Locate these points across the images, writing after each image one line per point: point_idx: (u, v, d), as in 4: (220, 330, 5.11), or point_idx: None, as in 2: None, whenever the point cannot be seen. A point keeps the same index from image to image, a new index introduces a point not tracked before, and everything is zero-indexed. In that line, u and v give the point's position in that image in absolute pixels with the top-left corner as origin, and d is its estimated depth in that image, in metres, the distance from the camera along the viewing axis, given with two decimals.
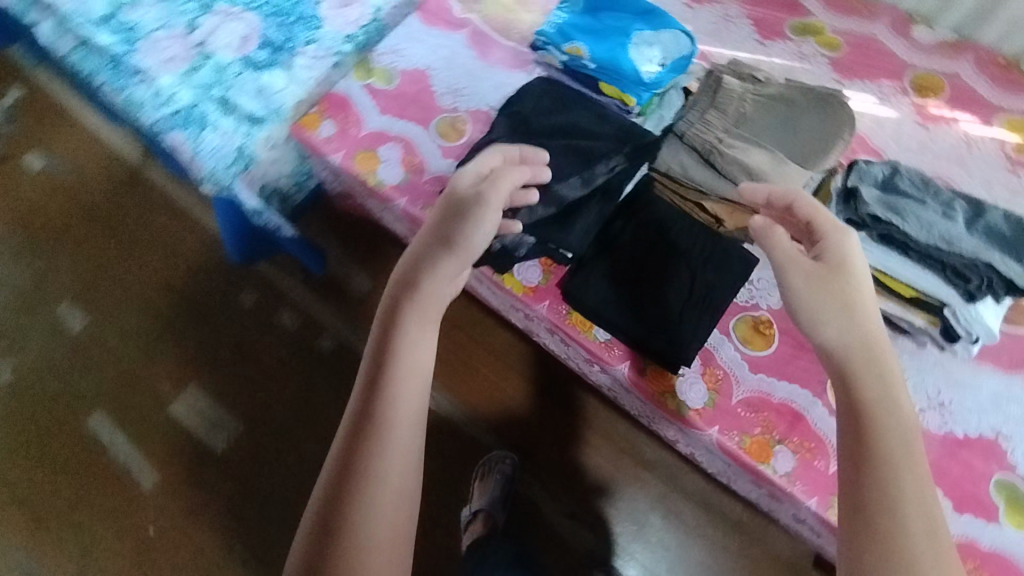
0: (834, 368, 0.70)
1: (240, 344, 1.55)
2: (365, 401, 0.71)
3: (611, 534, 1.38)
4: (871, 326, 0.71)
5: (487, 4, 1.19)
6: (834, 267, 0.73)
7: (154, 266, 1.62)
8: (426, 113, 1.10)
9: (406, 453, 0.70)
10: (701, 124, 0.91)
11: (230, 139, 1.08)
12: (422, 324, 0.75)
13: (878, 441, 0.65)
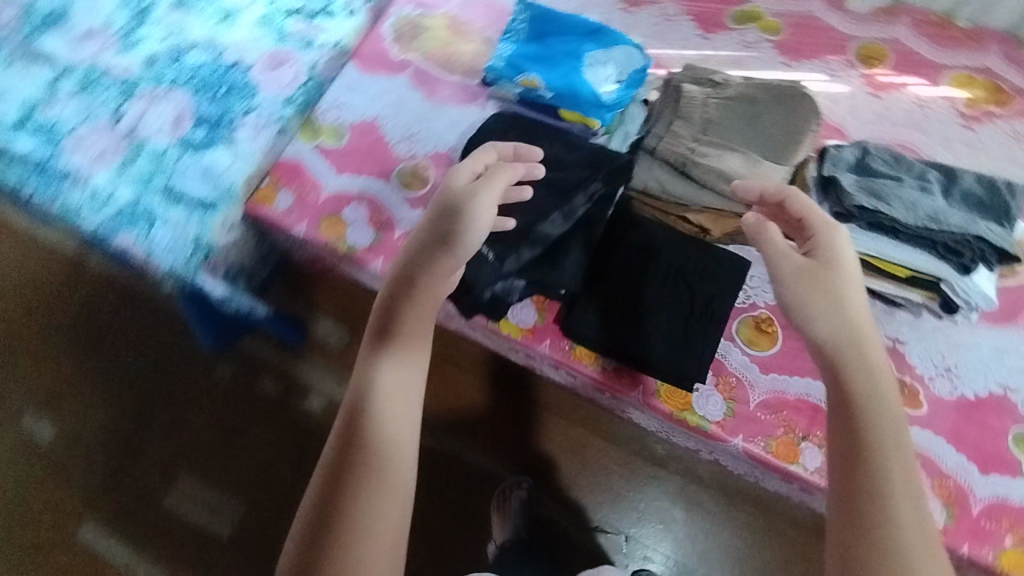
0: (825, 364, 0.68)
1: (226, 422, 1.47)
2: (353, 414, 0.68)
3: (639, 536, 1.41)
4: (861, 322, 0.69)
5: (422, 40, 1.15)
6: (824, 261, 0.72)
7: (117, 361, 1.52)
8: (384, 165, 1.07)
9: (396, 470, 0.65)
10: (669, 136, 0.90)
11: (182, 230, 1.02)
12: (412, 342, 0.72)
13: (872, 441, 0.63)
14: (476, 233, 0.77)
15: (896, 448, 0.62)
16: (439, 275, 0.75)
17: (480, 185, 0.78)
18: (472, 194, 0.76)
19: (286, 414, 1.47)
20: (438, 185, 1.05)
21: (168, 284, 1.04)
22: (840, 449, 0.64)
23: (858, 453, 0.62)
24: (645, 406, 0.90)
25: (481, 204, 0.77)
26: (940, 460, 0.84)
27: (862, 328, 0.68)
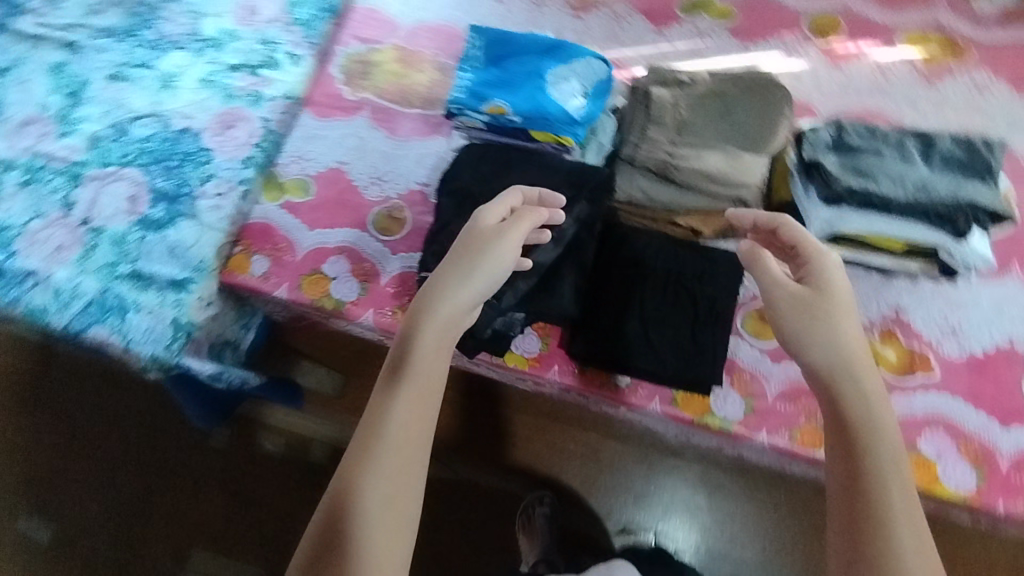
0: (826, 407, 0.65)
1: (231, 488, 1.42)
2: (358, 453, 0.64)
3: (666, 529, 1.41)
4: (860, 361, 0.65)
5: (375, 77, 1.12)
6: (822, 294, 0.68)
7: (107, 445, 1.45)
8: (358, 212, 1.03)
9: (393, 522, 0.62)
10: (646, 143, 0.88)
11: (157, 314, 0.96)
12: (423, 381, 0.68)
13: (880, 491, 0.60)
14: (498, 272, 0.73)
15: (900, 496, 0.60)
16: (457, 313, 0.71)
17: (507, 223, 0.75)
18: (497, 233, 0.73)
19: (291, 467, 1.43)
20: (416, 223, 1.02)
21: (150, 374, 0.97)
22: (840, 499, 0.61)
23: (863, 504, 0.59)
24: (664, 416, 0.88)
25: (502, 247, 0.73)
26: (961, 421, 0.85)
27: (860, 369, 0.65)
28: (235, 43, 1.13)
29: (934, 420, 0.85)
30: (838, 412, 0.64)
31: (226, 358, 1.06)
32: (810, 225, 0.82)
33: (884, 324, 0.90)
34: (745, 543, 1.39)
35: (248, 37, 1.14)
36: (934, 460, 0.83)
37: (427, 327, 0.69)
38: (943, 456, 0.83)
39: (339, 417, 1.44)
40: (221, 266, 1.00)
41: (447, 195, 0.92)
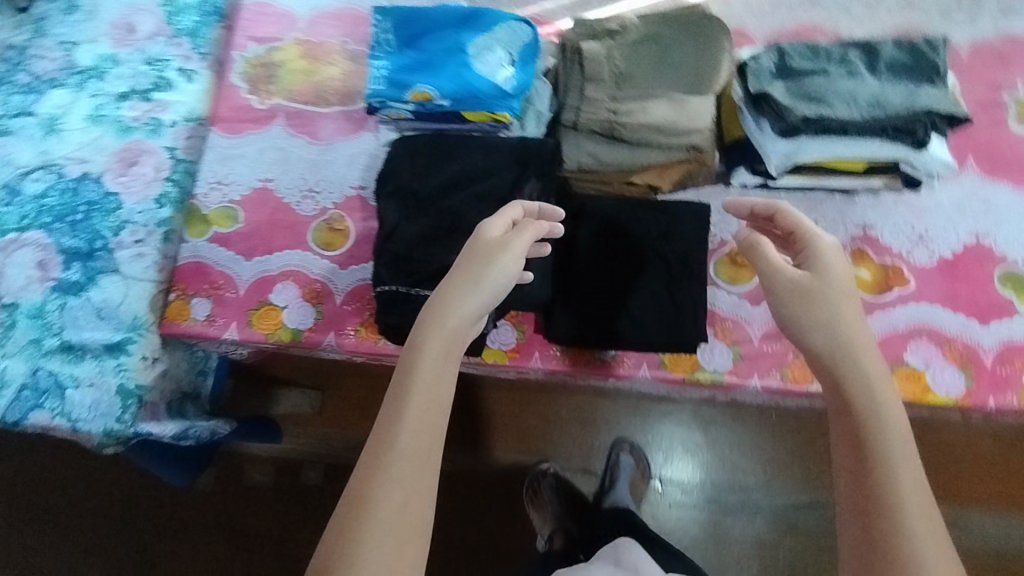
0: (833, 411, 0.59)
1: (227, 527, 1.36)
2: (367, 466, 0.57)
3: (673, 474, 1.41)
4: (864, 359, 0.59)
5: (283, 79, 1.03)
6: (824, 283, 0.63)
7: (86, 514, 1.37)
8: (296, 231, 0.95)
9: (403, 544, 0.55)
10: (586, 104, 0.83)
11: (99, 385, 0.87)
12: (434, 390, 0.60)
13: (897, 510, 0.53)
14: (502, 285, 0.65)
15: (922, 515, 0.53)
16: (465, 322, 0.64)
17: (510, 235, 0.68)
18: (502, 245, 0.65)
19: (286, 493, 1.37)
20: (360, 230, 0.95)
21: (107, 449, 0.89)
22: (851, 516, 0.55)
23: (878, 521, 0.53)
24: (655, 380, 0.86)
25: (506, 263, 0.66)
26: (943, 327, 0.85)
27: (861, 372, 0.58)
28: (117, 68, 1.01)
29: (917, 331, 0.85)
30: (848, 418, 0.57)
31: (188, 412, 1.00)
32: (769, 162, 0.80)
33: (854, 244, 0.89)
34: (751, 471, 1.39)
35: (130, 59, 1.02)
36: (922, 370, 0.83)
37: (435, 330, 0.62)
38: (931, 365, 0.83)
39: (323, 433, 1.38)
40: (158, 317, 0.92)
41: (387, 197, 0.85)
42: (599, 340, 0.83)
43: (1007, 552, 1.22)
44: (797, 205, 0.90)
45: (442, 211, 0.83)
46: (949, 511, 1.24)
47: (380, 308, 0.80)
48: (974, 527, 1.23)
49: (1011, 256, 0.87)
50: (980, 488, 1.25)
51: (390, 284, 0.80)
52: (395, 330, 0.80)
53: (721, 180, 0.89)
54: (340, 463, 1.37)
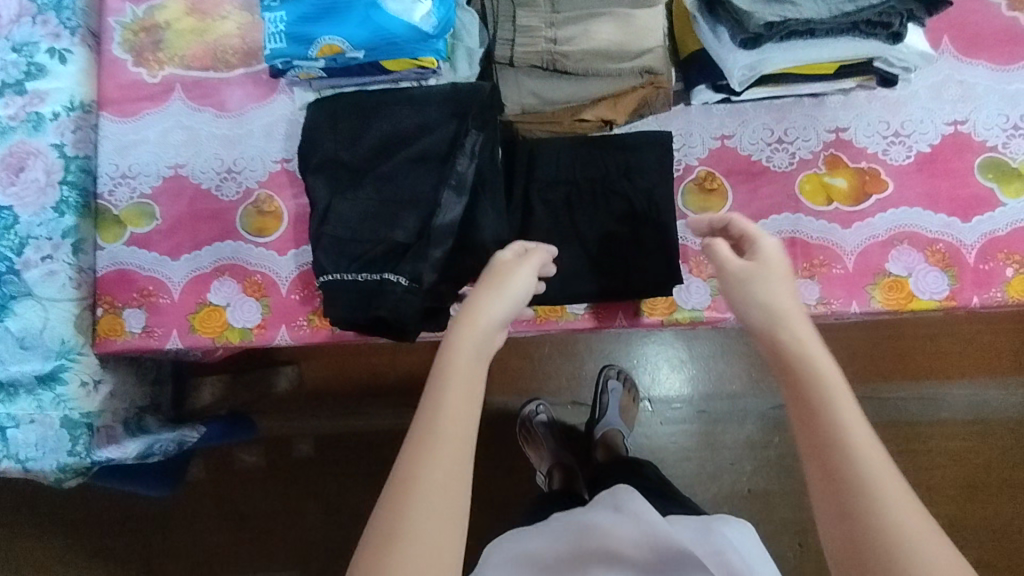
0: (790, 409, 0.52)
1: (224, 509, 1.33)
2: (404, 460, 0.51)
3: (662, 394, 1.40)
4: (809, 345, 0.53)
5: (172, 44, 0.89)
6: (765, 270, 0.58)
7: (76, 522, 1.33)
8: (222, 220, 0.86)
9: (435, 552, 0.47)
10: (523, 35, 0.73)
11: (40, 421, 0.80)
12: (470, 384, 0.54)
13: (862, 478, 0.46)
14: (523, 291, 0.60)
15: (912, 510, 0.45)
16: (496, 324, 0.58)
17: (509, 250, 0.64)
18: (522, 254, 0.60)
19: (276, 470, 1.32)
20: (293, 209, 0.85)
21: (68, 482, 0.84)
22: (836, 530, 0.47)
23: (851, 500, 0.46)
24: (633, 327, 0.82)
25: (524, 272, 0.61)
26: (924, 229, 0.80)
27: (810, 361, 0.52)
28: None
29: (898, 237, 0.80)
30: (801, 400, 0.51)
31: (150, 424, 0.95)
32: (732, 78, 0.72)
33: (828, 151, 0.82)
34: (739, 380, 1.39)
35: None
36: (904, 277, 0.80)
37: (469, 322, 0.57)
38: (913, 271, 0.79)
39: (304, 407, 1.33)
40: (91, 337, 0.84)
41: (314, 172, 0.76)
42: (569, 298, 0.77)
43: (981, 417, 1.27)
44: (764, 117, 0.83)
45: (378, 181, 0.74)
46: (925, 387, 1.28)
47: (325, 301, 0.73)
48: (950, 399, 1.27)
49: (991, 142, 0.81)
50: (955, 362, 1.28)
51: (334, 273, 0.72)
52: (348, 322, 0.72)
53: (681, 100, 0.83)
54: (328, 434, 1.32)
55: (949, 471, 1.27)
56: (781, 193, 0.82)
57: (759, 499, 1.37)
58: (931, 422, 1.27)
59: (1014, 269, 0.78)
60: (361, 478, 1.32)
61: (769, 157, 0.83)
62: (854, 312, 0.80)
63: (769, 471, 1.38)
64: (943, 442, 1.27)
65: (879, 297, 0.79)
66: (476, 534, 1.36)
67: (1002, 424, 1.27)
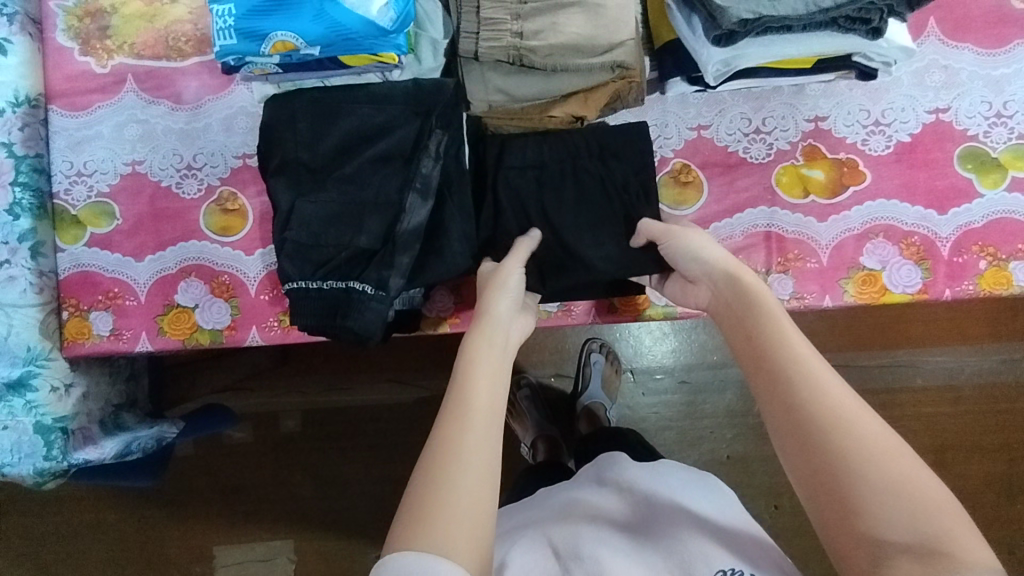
0: (740, 337, 0.60)
1: (210, 486, 1.28)
2: (445, 420, 0.54)
3: (651, 362, 1.38)
4: (751, 283, 0.61)
5: (120, 30, 0.84)
6: (701, 233, 0.67)
7: (54, 503, 1.29)
8: (185, 219, 0.83)
9: (479, 488, 0.51)
10: (487, 29, 0.69)
11: (12, 427, 0.79)
12: (496, 356, 0.59)
13: (803, 374, 0.54)
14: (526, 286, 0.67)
15: (847, 397, 0.53)
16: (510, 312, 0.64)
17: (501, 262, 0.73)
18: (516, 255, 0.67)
19: (263, 445, 1.28)
20: (257, 207, 0.83)
21: (47, 483, 0.83)
22: (781, 427, 0.54)
23: (796, 393, 0.54)
24: (607, 322, 0.82)
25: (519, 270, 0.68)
26: (899, 222, 0.79)
27: (754, 292, 0.60)
28: None
29: (874, 230, 0.79)
30: (751, 324, 0.59)
31: (128, 422, 0.96)
32: (706, 72, 0.70)
33: (806, 142, 0.80)
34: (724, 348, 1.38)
35: None
36: (878, 270, 0.79)
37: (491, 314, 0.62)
38: (888, 264, 0.79)
39: (285, 382, 1.27)
40: (57, 341, 0.83)
41: (275, 174, 0.73)
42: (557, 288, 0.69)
43: (955, 383, 1.29)
44: (742, 106, 0.80)
45: (341, 182, 0.72)
46: (902, 354, 1.29)
47: (292, 308, 0.72)
48: (926, 365, 1.29)
49: (972, 131, 0.79)
50: (932, 330, 1.29)
51: (299, 280, 0.71)
52: (317, 329, 0.72)
53: (655, 89, 0.80)
54: (315, 407, 1.27)
55: (922, 435, 1.30)
56: (757, 186, 0.80)
57: (738, 465, 1.36)
58: (907, 388, 1.30)
59: (987, 262, 0.78)
60: (349, 452, 1.27)
61: (746, 148, 0.80)
62: (828, 305, 0.80)
63: (750, 438, 1.36)
64: (915, 408, 1.30)
65: (853, 291, 0.79)
66: None
67: (975, 389, 1.29)
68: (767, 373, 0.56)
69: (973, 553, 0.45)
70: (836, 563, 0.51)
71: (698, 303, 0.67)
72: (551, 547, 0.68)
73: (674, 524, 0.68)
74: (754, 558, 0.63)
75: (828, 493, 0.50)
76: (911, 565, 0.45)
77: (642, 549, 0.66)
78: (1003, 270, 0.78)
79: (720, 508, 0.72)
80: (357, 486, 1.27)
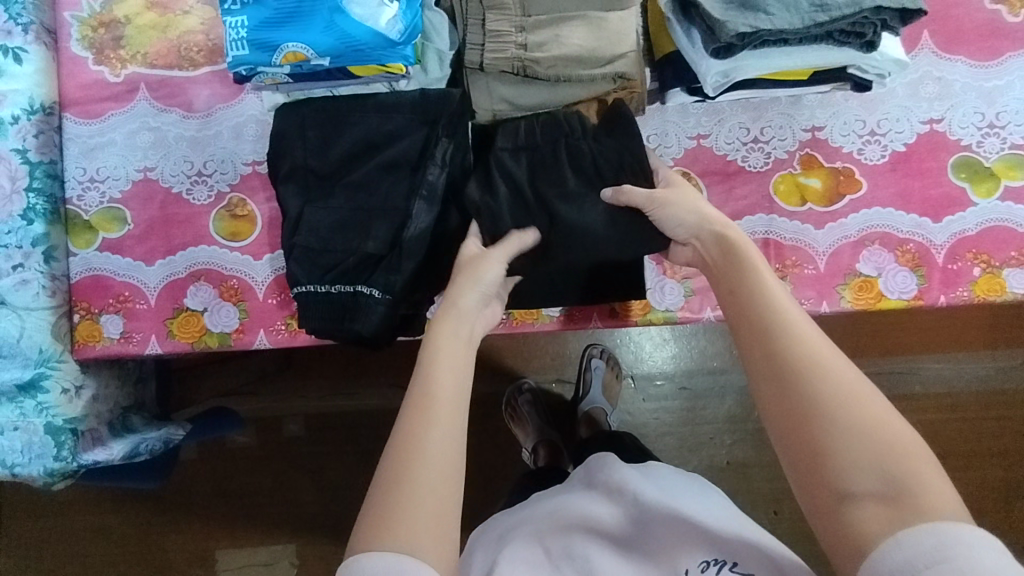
0: (727, 292, 0.61)
1: (213, 490, 1.29)
2: (405, 418, 0.55)
3: (649, 366, 1.39)
4: (738, 240, 0.62)
5: (133, 40, 0.87)
6: (688, 193, 0.67)
7: (58, 507, 1.30)
8: (196, 224, 0.85)
9: (440, 486, 0.53)
10: (492, 41, 0.72)
11: (23, 428, 0.80)
12: (459, 353, 0.60)
13: (788, 327, 0.55)
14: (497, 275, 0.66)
15: (828, 350, 0.54)
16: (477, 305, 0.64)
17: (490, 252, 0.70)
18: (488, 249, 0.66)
19: (267, 449, 1.29)
20: (266, 213, 0.85)
21: (57, 484, 0.85)
22: (761, 375, 0.55)
23: (779, 343, 0.55)
24: (608, 328, 0.83)
25: (501, 260, 0.66)
26: (895, 229, 0.81)
27: (741, 250, 0.61)
28: None
29: (869, 237, 0.81)
30: (738, 279, 0.60)
31: (136, 424, 0.97)
32: (705, 83, 0.71)
33: (803, 151, 0.82)
34: (720, 350, 1.39)
35: None
36: (875, 277, 0.80)
37: (455, 305, 0.63)
38: (884, 270, 0.80)
39: (289, 387, 1.29)
40: (68, 343, 0.84)
41: (285, 181, 0.75)
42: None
43: (953, 390, 1.31)
44: (740, 115, 0.82)
45: (350, 189, 0.74)
46: (901, 361, 1.31)
47: (299, 313, 0.73)
48: (924, 372, 1.31)
49: (966, 141, 0.81)
50: (930, 337, 1.31)
51: (307, 284, 0.72)
52: (322, 333, 0.74)
53: (656, 99, 0.82)
54: (318, 413, 1.29)
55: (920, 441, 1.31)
56: (756, 194, 0.82)
57: (738, 471, 1.37)
58: (905, 395, 1.31)
59: (981, 268, 0.80)
60: (352, 456, 1.28)
61: (745, 157, 0.82)
62: (824, 310, 0.81)
63: (750, 444, 1.37)
64: (914, 414, 1.31)
65: (849, 297, 0.80)
66: (467, 510, 1.36)
67: (973, 396, 1.31)
68: (751, 324, 0.57)
69: (940, 499, 0.46)
70: (805, 510, 0.53)
71: (688, 262, 0.69)
72: (541, 546, 0.71)
73: (662, 523, 0.69)
74: (735, 547, 0.65)
75: (802, 443, 0.52)
76: (879, 510, 0.47)
77: (626, 547, 0.69)
78: (997, 277, 0.79)
79: (711, 507, 0.73)
80: (359, 490, 1.28)
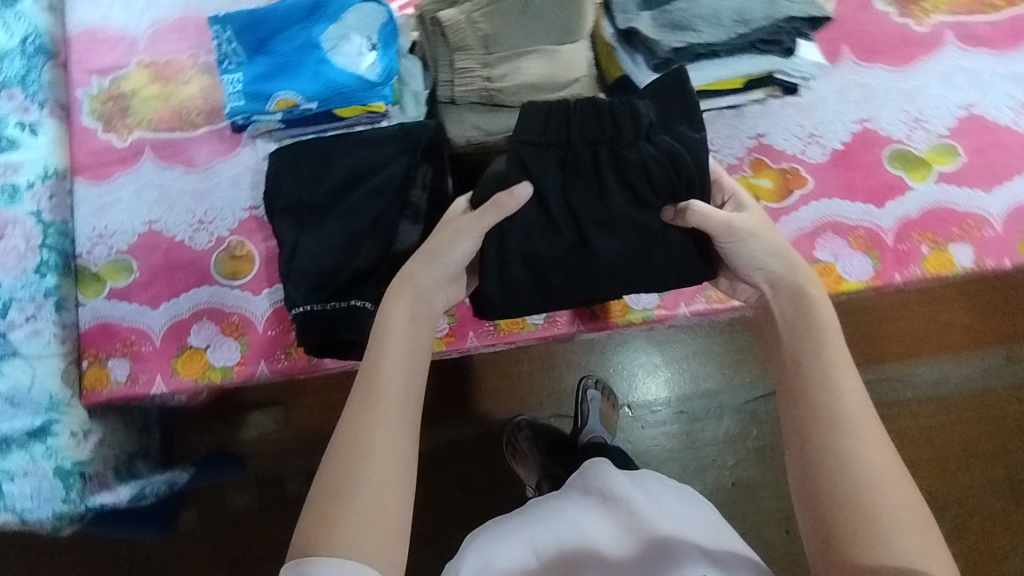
0: (795, 363, 0.65)
1: (215, 554, 1.28)
2: (351, 410, 0.60)
3: (645, 392, 1.42)
4: (820, 320, 0.66)
5: (139, 109, 0.96)
6: (770, 232, 0.71)
7: None
8: (197, 267, 0.91)
9: (381, 473, 0.57)
10: (459, 78, 0.81)
11: (32, 473, 0.82)
12: (407, 346, 0.65)
13: (853, 421, 0.59)
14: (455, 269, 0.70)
15: (883, 457, 0.58)
16: (432, 283, 0.68)
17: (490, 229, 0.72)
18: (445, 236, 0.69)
19: (269, 507, 1.28)
20: (264, 252, 0.91)
21: (64, 529, 0.86)
22: (812, 451, 0.59)
23: (841, 430, 0.59)
24: (591, 332, 0.88)
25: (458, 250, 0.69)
26: (844, 217, 0.88)
27: (823, 332, 0.65)
28: None
29: (823, 226, 0.87)
30: (816, 356, 0.64)
31: (142, 470, 1.02)
32: None
33: (752, 155, 0.90)
34: (714, 370, 1.42)
35: None
36: (832, 263, 0.86)
37: (403, 292, 0.68)
38: (840, 256, 0.86)
39: (291, 440, 1.30)
40: (78, 389, 0.88)
41: (280, 214, 0.82)
42: (541, 293, 0.75)
43: (943, 392, 1.34)
44: None
45: (341, 216, 0.81)
46: (889, 369, 1.34)
47: (297, 332, 0.77)
48: (913, 377, 1.34)
49: (896, 134, 0.90)
50: (913, 342, 1.35)
51: (303, 304, 0.77)
52: (320, 349, 0.78)
53: None
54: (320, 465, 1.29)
55: (921, 447, 1.32)
56: None
57: (743, 491, 1.37)
58: (898, 401, 1.34)
59: (928, 246, 0.86)
60: None
61: None
62: None
63: (751, 463, 1.38)
64: (910, 420, 1.33)
65: None
66: None
67: (962, 396, 1.34)
68: (815, 402, 0.61)
69: None
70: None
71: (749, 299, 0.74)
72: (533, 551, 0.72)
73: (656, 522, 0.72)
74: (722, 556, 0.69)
75: (839, 520, 0.56)
76: None
77: (621, 553, 0.70)
78: (945, 253, 0.86)
79: (699, 520, 0.76)
80: None
